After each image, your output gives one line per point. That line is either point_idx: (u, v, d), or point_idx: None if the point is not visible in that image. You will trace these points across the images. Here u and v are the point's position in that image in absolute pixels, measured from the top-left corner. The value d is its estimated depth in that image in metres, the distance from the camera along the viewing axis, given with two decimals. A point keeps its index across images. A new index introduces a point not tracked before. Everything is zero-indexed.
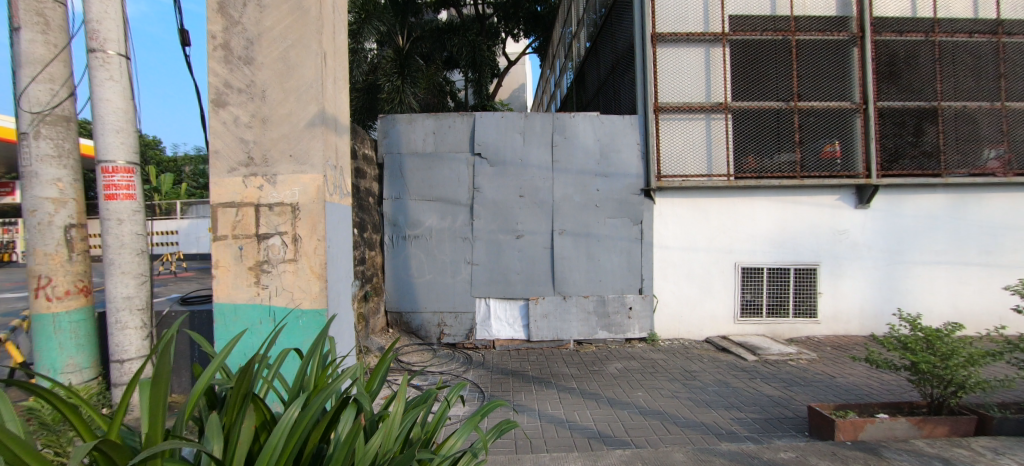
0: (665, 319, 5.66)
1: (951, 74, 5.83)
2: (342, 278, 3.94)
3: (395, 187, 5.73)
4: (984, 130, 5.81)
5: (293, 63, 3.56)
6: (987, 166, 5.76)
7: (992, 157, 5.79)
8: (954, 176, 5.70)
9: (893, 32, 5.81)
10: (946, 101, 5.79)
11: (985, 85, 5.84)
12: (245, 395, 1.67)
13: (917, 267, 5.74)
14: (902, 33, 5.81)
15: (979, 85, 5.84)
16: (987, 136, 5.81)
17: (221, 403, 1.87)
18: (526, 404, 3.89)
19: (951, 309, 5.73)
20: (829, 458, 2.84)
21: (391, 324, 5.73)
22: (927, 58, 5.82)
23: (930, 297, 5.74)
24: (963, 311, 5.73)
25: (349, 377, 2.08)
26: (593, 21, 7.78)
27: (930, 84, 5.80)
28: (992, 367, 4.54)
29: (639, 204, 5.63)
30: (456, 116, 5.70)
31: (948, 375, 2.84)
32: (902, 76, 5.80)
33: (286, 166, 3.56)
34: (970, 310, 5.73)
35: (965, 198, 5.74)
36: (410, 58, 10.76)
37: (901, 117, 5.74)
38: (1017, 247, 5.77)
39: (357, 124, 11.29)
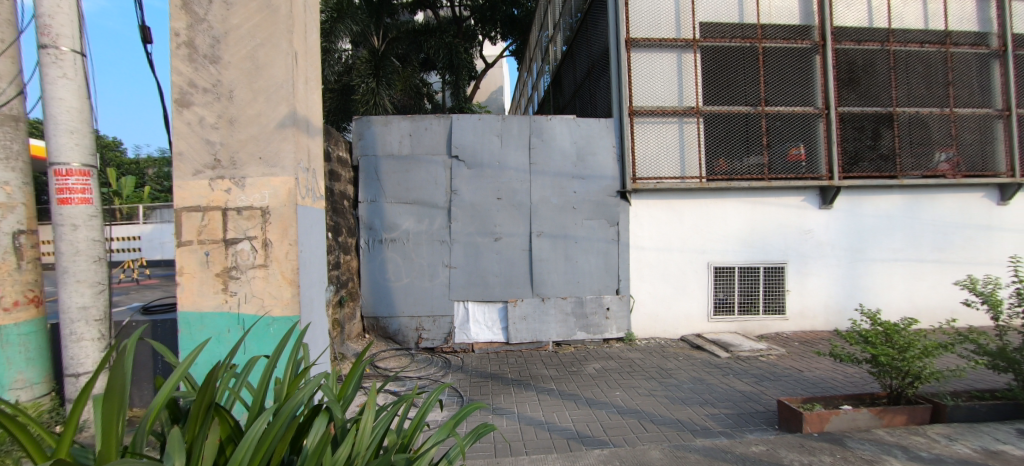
0: (641, 318, 5.76)
1: (906, 82, 6.17)
2: (316, 283, 3.84)
3: (370, 190, 5.64)
4: (936, 134, 6.17)
5: (262, 63, 3.46)
6: (938, 168, 6.12)
7: (942, 160, 6.15)
8: (909, 177, 6.04)
9: (852, 41, 6.11)
10: (901, 107, 6.13)
11: (935, 92, 6.22)
12: (208, 408, 1.61)
13: (876, 264, 6.04)
14: (860, 42, 6.12)
15: (930, 92, 6.21)
16: (938, 140, 6.17)
17: (184, 415, 1.81)
18: (505, 407, 3.89)
19: (907, 304, 6.06)
20: (797, 450, 2.95)
21: (367, 330, 5.62)
22: (883, 67, 6.15)
23: (889, 292, 6.05)
24: (918, 304, 6.07)
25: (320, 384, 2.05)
26: (569, 26, 7.90)
27: (886, 91, 6.12)
28: (946, 358, 4.81)
29: (615, 205, 5.72)
30: (433, 119, 5.67)
31: (906, 366, 2.99)
32: (861, 83, 6.10)
33: (256, 169, 3.45)
34: (925, 304, 6.07)
35: (919, 198, 6.08)
36: (386, 59, 10.64)
37: (859, 122, 6.04)
38: (966, 244, 6.15)
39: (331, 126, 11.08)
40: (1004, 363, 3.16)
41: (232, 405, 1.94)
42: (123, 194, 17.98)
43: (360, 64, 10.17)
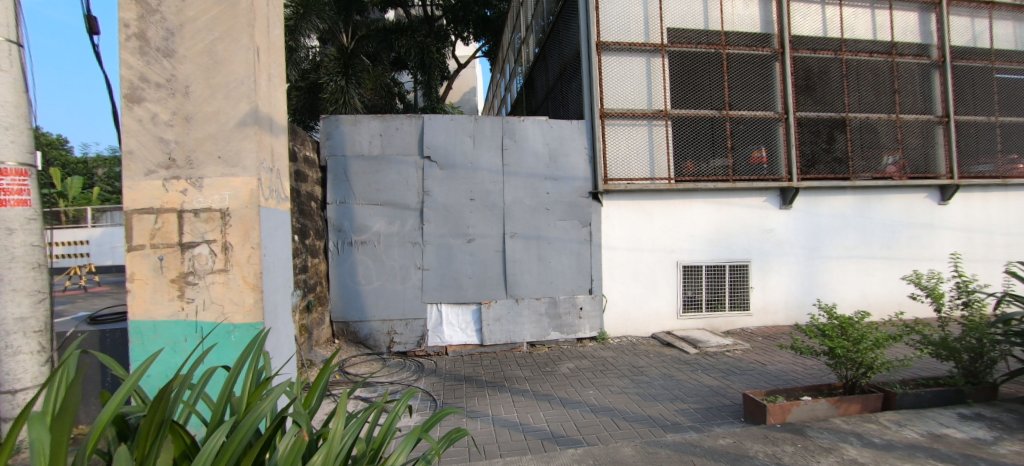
0: (613, 317, 5.86)
1: (856, 89, 6.56)
2: (281, 288, 3.69)
3: (339, 191, 5.49)
4: (884, 139, 6.58)
5: (220, 58, 3.31)
6: (886, 170, 6.53)
7: (890, 163, 6.57)
8: (860, 179, 6.42)
9: (808, 49, 6.45)
10: (853, 113, 6.50)
11: (883, 99, 6.64)
12: (160, 425, 1.54)
13: (831, 261, 6.38)
14: (815, 50, 6.46)
15: (878, 98, 6.63)
16: (886, 144, 6.59)
17: (133, 431, 1.72)
18: (478, 410, 3.85)
19: (859, 298, 6.44)
20: (761, 441, 3.07)
21: (337, 335, 5.45)
22: (837, 74, 6.50)
23: (843, 288, 6.41)
24: (869, 298, 6.46)
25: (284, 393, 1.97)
26: (541, 28, 7.98)
27: (839, 98, 6.49)
28: (895, 348, 5.14)
29: (587, 206, 5.80)
30: (404, 119, 5.58)
31: (860, 357, 3.17)
32: (817, 89, 6.44)
33: (214, 169, 3.30)
34: (875, 298, 6.47)
35: (869, 199, 6.47)
36: (355, 57, 10.30)
37: (815, 127, 6.37)
38: (910, 241, 6.59)
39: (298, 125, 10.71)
40: (945, 351, 3.44)
41: (187, 420, 1.86)
42: (70, 195, 16.85)
43: (327, 62, 9.88)
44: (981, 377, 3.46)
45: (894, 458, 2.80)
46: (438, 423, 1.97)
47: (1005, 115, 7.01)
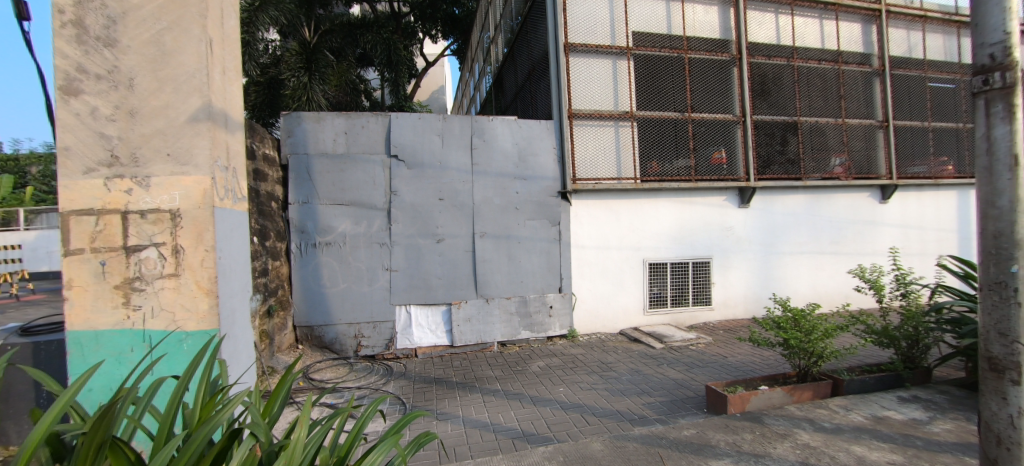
0: (583, 315, 5.96)
1: (807, 94, 6.95)
2: (238, 293, 3.52)
3: (301, 190, 5.29)
4: (832, 142, 7.02)
5: (169, 49, 3.12)
6: (834, 171, 6.97)
7: (837, 164, 7.02)
8: (811, 179, 6.82)
9: (763, 55, 6.78)
10: (804, 117, 6.89)
11: (831, 104, 7.08)
12: (101, 443, 1.45)
13: (785, 257, 6.74)
14: (770, 57, 6.80)
15: (826, 103, 7.05)
16: (833, 147, 7.03)
17: (70, 451, 1.61)
18: (449, 411, 3.81)
19: (810, 291, 6.84)
20: (723, 430, 3.20)
21: (300, 340, 5.26)
22: (789, 80, 6.88)
23: (795, 282, 6.79)
24: (819, 291, 6.88)
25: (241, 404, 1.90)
26: (510, 27, 7.97)
27: (792, 102, 6.86)
28: (843, 338, 5.49)
29: (556, 205, 5.86)
30: (370, 116, 5.44)
31: (811, 347, 3.37)
32: (771, 94, 6.78)
33: (163, 167, 3.10)
34: (824, 290, 6.90)
35: (818, 198, 6.88)
36: (318, 51, 9.59)
37: (770, 129, 6.71)
38: (855, 237, 7.06)
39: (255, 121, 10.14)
40: (886, 339, 3.73)
41: (132, 435, 1.74)
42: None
43: (289, 57, 9.23)
44: (917, 362, 3.78)
45: (842, 441, 2.99)
46: (405, 427, 1.95)
47: (936, 120, 7.64)
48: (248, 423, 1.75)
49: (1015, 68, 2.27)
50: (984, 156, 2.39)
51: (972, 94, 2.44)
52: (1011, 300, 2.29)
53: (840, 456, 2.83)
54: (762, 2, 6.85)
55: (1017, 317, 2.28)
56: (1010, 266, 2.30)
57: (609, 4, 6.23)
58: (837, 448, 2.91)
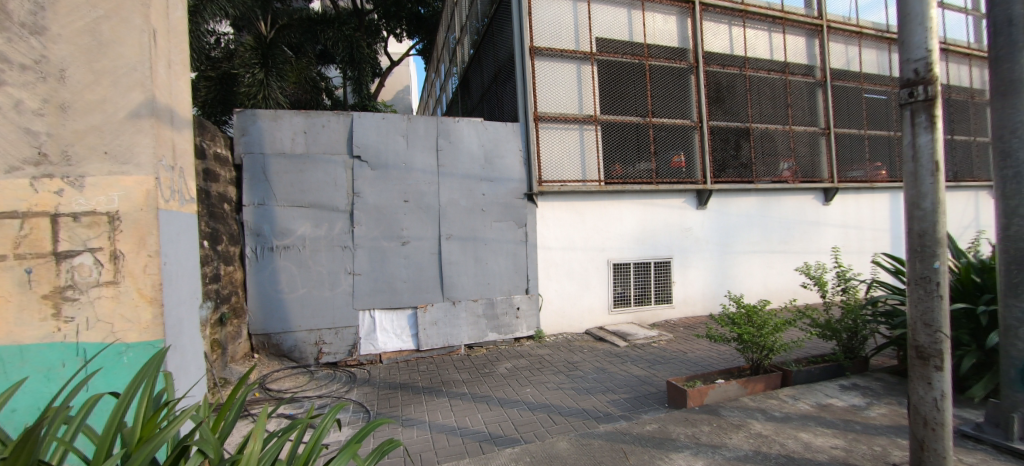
0: (549, 315, 6.01)
1: (757, 102, 7.34)
2: (186, 301, 3.31)
3: (257, 192, 5.05)
4: (780, 147, 7.46)
5: (106, 39, 2.90)
6: (782, 175, 7.41)
7: (785, 169, 7.46)
8: (762, 182, 7.21)
9: (718, 65, 7.12)
10: (755, 123, 7.28)
11: (780, 112, 7.51)
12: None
13: (739, 256, 7.10)
14: (724, 66, 7.15)
15: (775, 111, 7.47)
16: (782, 152, 7.46)
17: None
18: (414, 417, 3.74)
19: (761, 288, 7.24)
20: (682, 423, 3.33)
21: (255, 349, 5.01)
22: (742, 88, 7.25)
23: (748, 279, 7.16)
24: (769, 288, 7.29)
25: (190, 418, 1.80)
26: (475, 29, 7.94)
27: (744, 109, 7.23)
28: (793, 331, 5.83)
29: (522, 207, 5.89)
30: (331, 115, 5.28)
31: (763, 341, 3.57)
32: (726, 101, 7.12)
33: (99, 166, 2.86)
34: (774, 287, 7.32)
35: (768, 200, 7.30)
36: (275, 47, 8.97)
37: (725, 135, 7.05)
38: (801, 237, 7.53)
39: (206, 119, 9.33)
40: (829, 331, 4.02)
41: (61, 459, 1.62)
42: None
43: (243, 51, 8.52)
44: (856, 352, 4.09)
45: (791, 428, 3.18)
46: (368, 436, 1.92)
47: (872, 129, 8.28)
48: (196, 440, 1.67)
49: (936, 82, 2.51)
50: (910, 161, 2.62)
51: (899, 105, 2.66)
52: (934, 293, 2.52)
53: (789, 443, 3.01)
54: (716, 13, 7.21)
55: (939, 309, 2.51)
56: (933, 262, 2.53)
57: (573, 10, 6.35)
58: (786, 435, 3.09)
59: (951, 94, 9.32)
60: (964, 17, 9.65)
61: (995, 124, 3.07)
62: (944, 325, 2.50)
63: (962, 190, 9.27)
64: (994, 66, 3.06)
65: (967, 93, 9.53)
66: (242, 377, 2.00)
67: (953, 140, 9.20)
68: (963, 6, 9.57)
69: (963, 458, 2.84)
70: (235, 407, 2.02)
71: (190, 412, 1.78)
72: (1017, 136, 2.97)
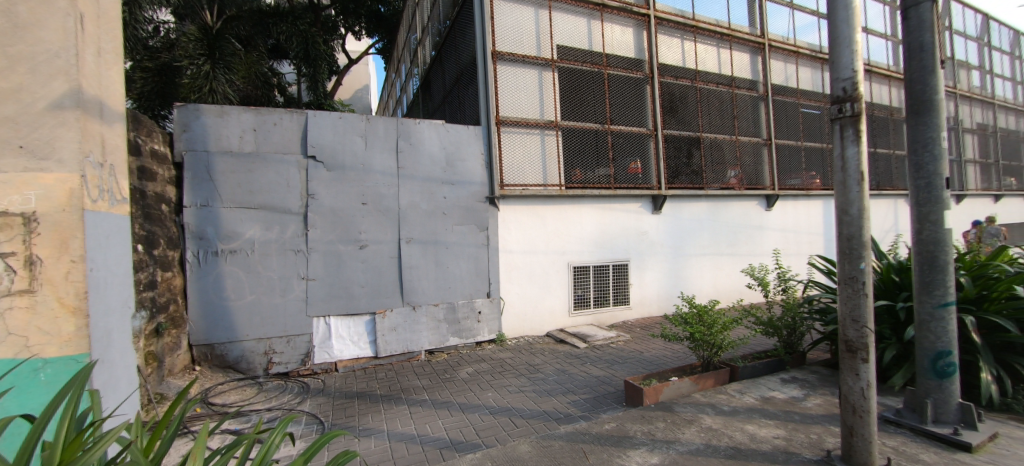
0: (511, 319, 6.02)
1: (707, 113, 7.75)
2: (116, 311, 3.03)
3: (200, 192, 4.72)
4: (727, 156, 7.90)
5: (24, 21, 2.61)
6: (730, 182, 7.86)
7: (732, 176, 7.91)
8: (712, 189, 7.62)
9: (671, 76, 7.45)
10: (705, 133, 7.68)
11: (727, 122, 7.96)
12: None
13: (691, 259, 7.45)
14: (677, 78, 7.49)
15: (723, 122, 7.91)
16: (729, 160, 7.91)
17: None
18: (372, 427, 3.61)
19: (711, 289, 7.63)
20: (639, 421, 3.43)
21: (196, 361, 4.66)
22: (693, 99, 7.62)
23: (700, 281, 7.53)
24: (719, 288, 7.70)
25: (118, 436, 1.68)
26: (438, 31, 7.86)
27: (695, 119, 7.60)
28: (740, 329, 6.18)
29: (484, 211, 5.88)
30: (283, 113, 5.03)
31: (713, 338, 3.76)
32: (679, 110, 7.46)
33: (12, 161, 2.56)
34: (722, 287, 7.74)
35: (718, 206, 7.72)
36: (222, 37, 8.36)
37: (678, 143, 7.37)
38: (747, 240, 8.02)
39: (142, 113, 8.51)
40: (771, 328, 4.31)
41: None
42: None
43: (186, 41, 7.89)
44: (795, 347, 4.39)
45: (738, 421, 3.37)
46: (320, 449, 1.87)
47: (808, 140, 8.97)
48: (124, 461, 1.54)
49: (861, 100, 2.77)
50: (839, 171, 2.85)
51: (830, 119, 2.90)
52: (861, 291, 2.76)
53: (737, 435, 3.18)
54: (670, 28, 7.56)
55: (865, 305, 2.76)
56: (859, 262, 2.77)
57: (534, 17, 6.45)
58: (733, 428, 3.27)
59: (873, 111, 10.28)
60: (884, 41, 10.69)
61: (911, 139, 3.41)
62: (868, 320, 2.74)
63: (884, 198, 10.22)
64: (909, 87, 3.41)
65: (887, 110, 10.54)
66: (180, 393, 1.86)
67: (876, 152, 10.12)
68: (883, 31, 10.59)
69: (886, 441, 3.12)
70: (173, 426, 1.89)
71: (119, 432, 1.68)
72: (929, 150, 3.31)
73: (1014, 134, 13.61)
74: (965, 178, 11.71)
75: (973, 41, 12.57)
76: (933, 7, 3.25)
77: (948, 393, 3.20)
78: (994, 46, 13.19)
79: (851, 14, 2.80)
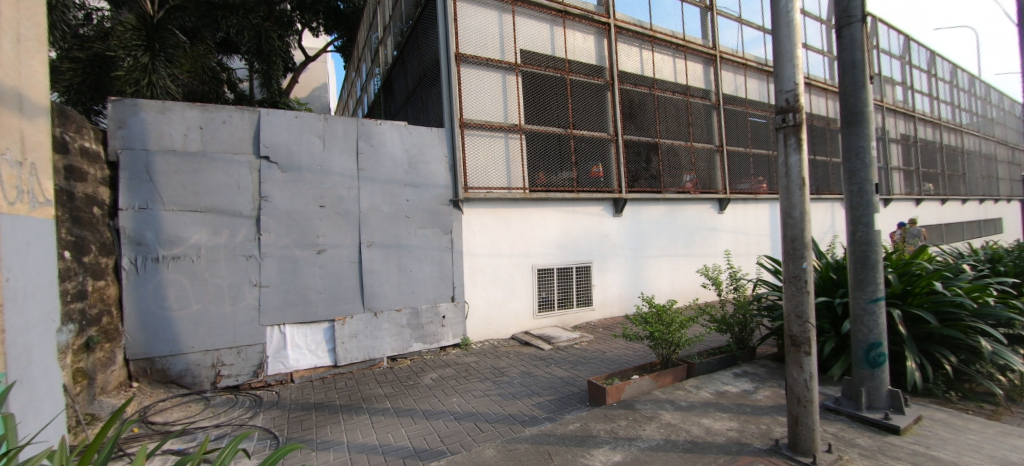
0: (475, 323, 5.98)
1: (664, 120, 8.06)
2: (38, 325, 2.74)
3: (138, 194, 4.37)
4: (683, 162, 8.24)
5: None
6: (686, 186, 8.19)
7: (688, 181, 8.25)
8: (669, 193, 7.91)
9: (631, 84, 7.69)
10: (663, 139, 7.97)
11: (683, 129, 8.31)
12: None
13: (650, 260, 7.70)
14: (636, 86, 7.74)
15: (679, 128, 8.25)
16: (684, 166, 8.25)
17: None
18: (331, 439, 3.46)
19: (669, 289, 7.92)
20: (602, 419, 3.50)
21: (133, 377, 4.29)
22: (651, 106, 7.89)
23: (658, 281, 7.80)
24: (676, 288, 8.01)
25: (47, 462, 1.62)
26: (400, 31, 7.71)
27: (653, 125, 7.88)
28: (697, 327, 6.44)
29: (447, 214, 5.81)
30: (233, 110, 4.76)
31: (671, 336, 3.91)
32: (638, 117, 7.70)
33: None
34: (679, 287, 8.06)
35: (674, 209, 8.04)
36: (164, 28, 7.75)
37: (637, 148, 7.60)
38: (701, 242, 8.39)
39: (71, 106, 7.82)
40: (724, 325, 4.53)
41: None
42: None
43: (121, 30, 7.20)
44: (745, 342, 4.63)
45: (694, 416, 3.51)
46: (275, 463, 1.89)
47: (756, 147, 9.52)
48: None
49: (802, 110, 2.97)
50: (783, 177, 3.04)
51: (776, 128, 3.09)
52: (803, 289, 2.95)
53: (693, 429, 3.31)
54: (629, 37, 7.82)
55: (807, 302, 2.94)
56: (803, 262, 2.96)
57: (498, 20, 6.47)
58: (691, 422, 3.40)
59: (813, 121, 11.07)
60: (822, 57, 11.55)
61: (845, 148, 3.70)
62: (811, 316, 2.93)
63: (822, 202, 11.01)
64: (843, 99, 3.70)
65: (824, 121, 11.40)
66: (111, 414, 1.74)
67: (815, 160, 10.89)
68: (821, 48, 11.45)
69: (828, 428, 3.34)
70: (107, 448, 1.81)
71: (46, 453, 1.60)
72: (860, 158, 3.60)
73: (932, 145, 15.06)
74: (890, 183, 12.85)
75: (896, 59, 13.84)
76: (862, 27, 3.55)
77: (879, 381, 3.48)
78: (914, 64, 14.59)
79: (792, 30, 2.99)
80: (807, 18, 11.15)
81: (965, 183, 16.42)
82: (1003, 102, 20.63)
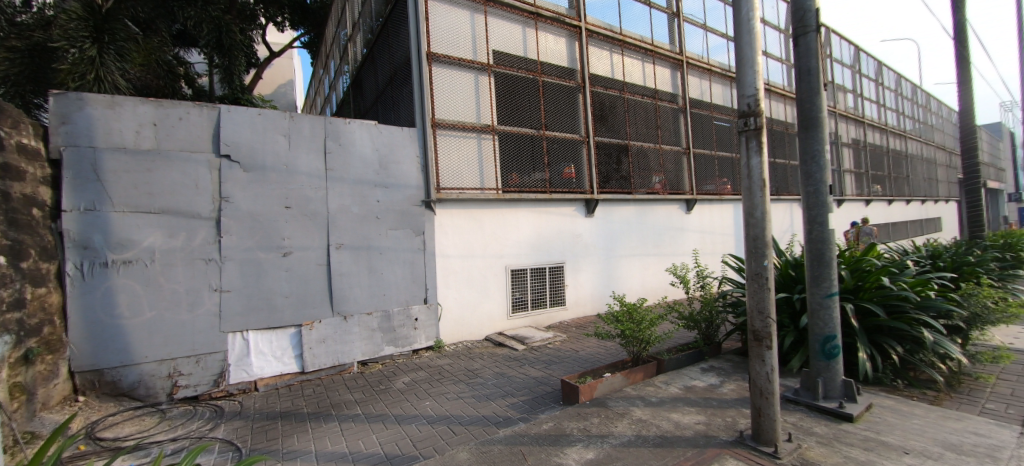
0: (447, 324, 5.91)
1: (633, 122, 8.23)
2: None
3: (84, 194, 4.08)
4: (652, 163, 8.44)
5: None
6: (655, 187, 8.40)
7: (656, 182, 8.46)
8: (638, 193, 8.09)
9: (602, 86, 7.81)
10: (632, 141, 8.15)
11: (652, 131, 8.52)
12: None
13: (621, 260, 7.85)
14: (606, 88, 7.87)
15: (647, 131, 8.46)
16: (653, 167, 8.45)
17: None
18: (297, 449, 3.34)
19: (640, 287, 8.09)
20: (575, 418, 3.53)
21: (79, 391, 3.98)
22: (620, 109, 8.05)
23: (629, 280, 7.96)
24: (646, 286, 8.19)
25: None
26: (370, 28, 7.55)
27: (623, 128, 8.03)
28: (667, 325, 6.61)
29: (419, 215, 5.73)
30: (190, 107, 4.53)
31: (641, 334, 3.99)
32: (608, 119, 7.84)
33: None
34: (649, 286, 8.24)
35: (644, 209, 8.23)
36: (115, 19, 7.27)
37: (608, 150, 7.73)
38: (670, 241, 8.62)
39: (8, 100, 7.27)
40: (691, 322, 4.67)
41: None
42: None
43: (65, 20, 6.64)
44: (712, 338, 4.79)
45: (664, 411, 3.59)
46: None
47: (720, 150, 9.87)
48: None
49: (762, 115, 3.09)
50: (746, 178, 3.16)
51: (738, 131, 3.21)
52: (765, 286, 3.07)
53: (663, 424, 3.39)
54: (600, 40, 7.94)
55: (768, 299, 3.07)
56: (763, 260, 3.09)
57: (469, 20, 6.43)
58: (660, 418, 3.48)
59: (773, 125, 11.60)
60: (781, 65, 12.12)
61: (802, 151, 3.89)
62: (772, 311, 3.06)
63: (782, 202, 11.54)
64: (800, 105, 3.88)
65: (782, 125, 11.97)
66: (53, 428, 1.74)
67: (775, 163, 11.41)
68: (780, 56, 12.01)
69: (788, 418, 3.50)
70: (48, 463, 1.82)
71: None
72: (816, 161, 3.79)
73: (879, 149, 16.06)
74: (842, 185, 13.62)
75: (847, 68, 14.70)
76: (817, 37, 3.74)
77: (834, 372, 3.67)
78: (863, 73, 15.53)
79: (753, 38, 3.11)
80: (767, 27, 11.67)
81: (908, 185, 17.60)
82: (940, 110, 22.27)
